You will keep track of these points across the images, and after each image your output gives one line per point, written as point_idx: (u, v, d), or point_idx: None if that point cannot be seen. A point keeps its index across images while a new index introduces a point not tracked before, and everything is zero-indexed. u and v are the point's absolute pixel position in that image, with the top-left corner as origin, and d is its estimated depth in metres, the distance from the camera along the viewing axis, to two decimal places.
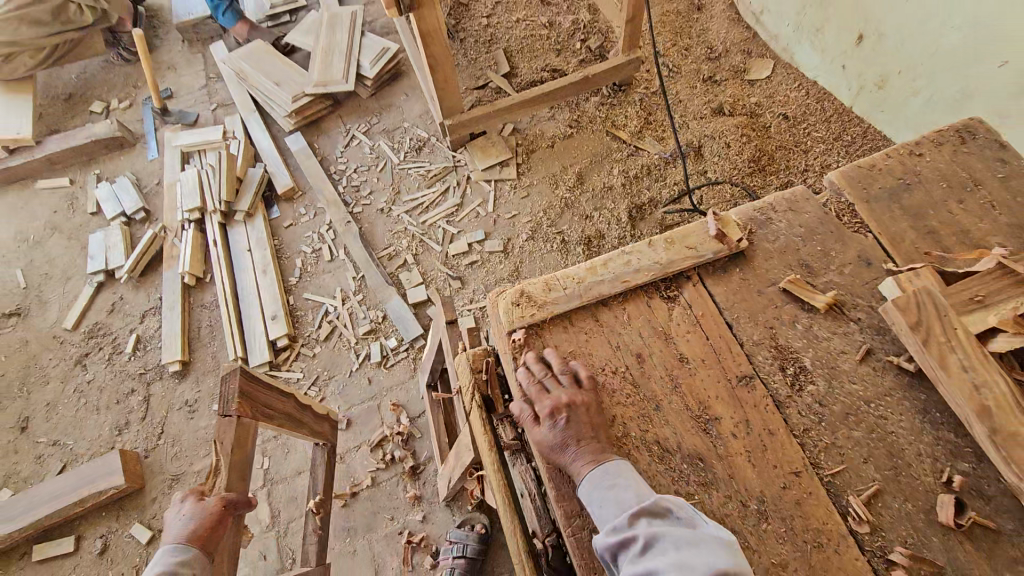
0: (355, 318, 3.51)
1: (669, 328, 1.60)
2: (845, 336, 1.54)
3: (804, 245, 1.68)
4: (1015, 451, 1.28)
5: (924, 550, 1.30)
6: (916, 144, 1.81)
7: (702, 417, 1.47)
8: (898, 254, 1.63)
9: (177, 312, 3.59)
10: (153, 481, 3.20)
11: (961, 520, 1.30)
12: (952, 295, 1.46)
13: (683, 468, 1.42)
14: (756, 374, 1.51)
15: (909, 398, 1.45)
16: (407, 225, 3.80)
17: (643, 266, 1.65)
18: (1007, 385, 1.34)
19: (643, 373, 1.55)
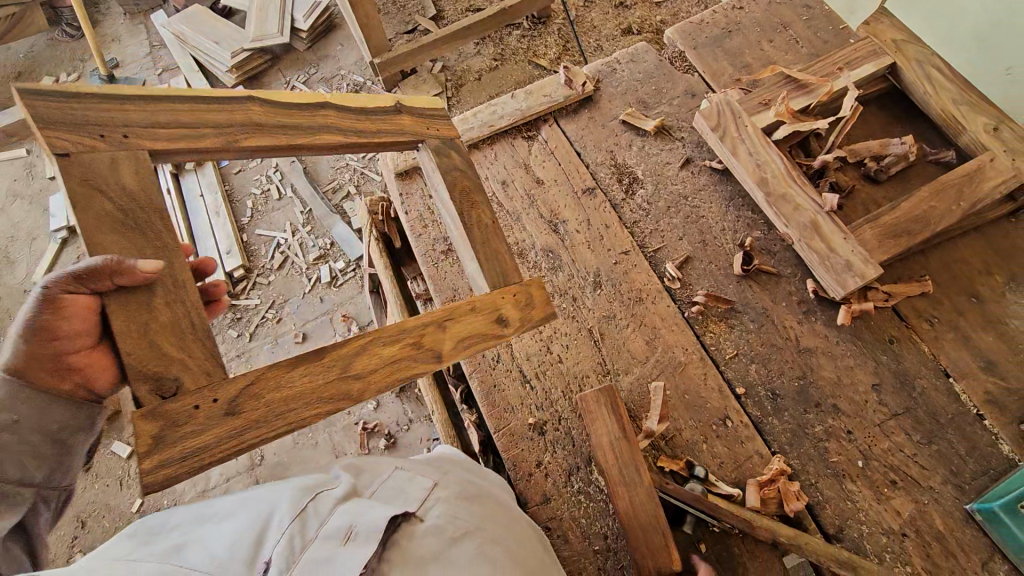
0: (305, 247, 3.79)
1: (527, 159, 1.90)
2: (669, 150, 1.86)
3: (642, 86, 1.99)
4: (784, 206, 1.61)
5: (721, 292, 1.64)
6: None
7: (553, 222, 1.79)
8: (716, 83, 1.96)
9: (138, 256, 3.83)
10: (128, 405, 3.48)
11: (748, 266, 1.64)
12: (745, 102, 1.77)
13: (538, 258, 1.75)
14: (597, 186, 1.83)
15: (718, 190, 1.78)
16: (349, 161, 4.05)
17: (507, 113, 1.96)
18: (781, 162, 1.66)
19: (507, 196, 1.86)
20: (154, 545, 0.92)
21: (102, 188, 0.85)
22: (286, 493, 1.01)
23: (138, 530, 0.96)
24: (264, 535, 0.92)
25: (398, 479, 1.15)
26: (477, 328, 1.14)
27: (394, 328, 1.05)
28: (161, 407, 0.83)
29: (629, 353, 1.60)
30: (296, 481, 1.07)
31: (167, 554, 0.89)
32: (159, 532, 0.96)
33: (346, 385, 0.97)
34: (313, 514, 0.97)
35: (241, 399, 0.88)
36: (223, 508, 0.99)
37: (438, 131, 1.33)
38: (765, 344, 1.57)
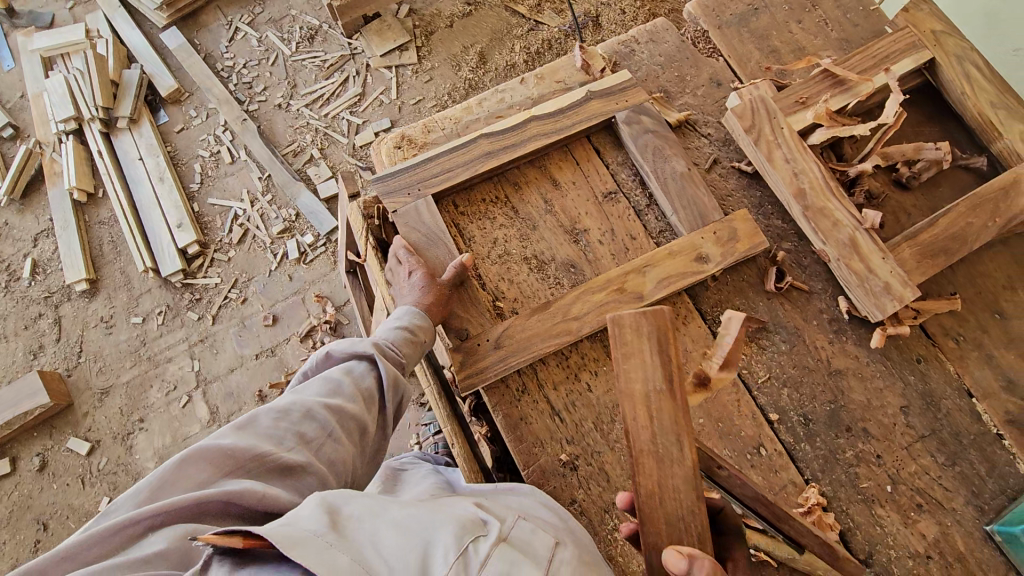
0: (267, 218, 3.46)
1: (539, 155, 1.71)
2: (694, 149, 1.72)
3: (663, 72, 1.80)
4: (822, 221, 1.52)
5: (752, 311, 1.57)
6: None
7: (573, 231, 1.65)
8: (744, 71, 1.79)
9: (73, 229, 3.40)
10: (82, 397, 3.20)
11: (781, 284, 1.57)
12: (780, 100, 1.64)
13: (559, 273, 1.61)
14: (619, 191, 1.68)
15: (747, 196, 1.67)
16: (309, 119, 3.64)
17: (515, 103, 1.75)
18: (819, 170, 1.56)
19: (521, 200, 1.68)
20: (343, 534, 0.93)
21: (412, 227, 1.60)
22: (451, 526, 0.98)
23: (322, 503, 0.98)
24: (430, 562, 0.92)
25: (528, 527, 1.09)
26: (677, 268, 1.55)
27: (603, 280, 1.54)
28: (465, 344, 1.51)
29: None
30: (454, 510, 1.04)
31: (356, 551, 0.91)
32: (343, 516, 0.97)
33: (576, 319, 1.52)
34: (474, 556, 0.94)
35: (501, 338, 1.51)
36: (401, 515, 0.99)
37: (615, 106, 1.70)
38: (796, 366, 1.53)
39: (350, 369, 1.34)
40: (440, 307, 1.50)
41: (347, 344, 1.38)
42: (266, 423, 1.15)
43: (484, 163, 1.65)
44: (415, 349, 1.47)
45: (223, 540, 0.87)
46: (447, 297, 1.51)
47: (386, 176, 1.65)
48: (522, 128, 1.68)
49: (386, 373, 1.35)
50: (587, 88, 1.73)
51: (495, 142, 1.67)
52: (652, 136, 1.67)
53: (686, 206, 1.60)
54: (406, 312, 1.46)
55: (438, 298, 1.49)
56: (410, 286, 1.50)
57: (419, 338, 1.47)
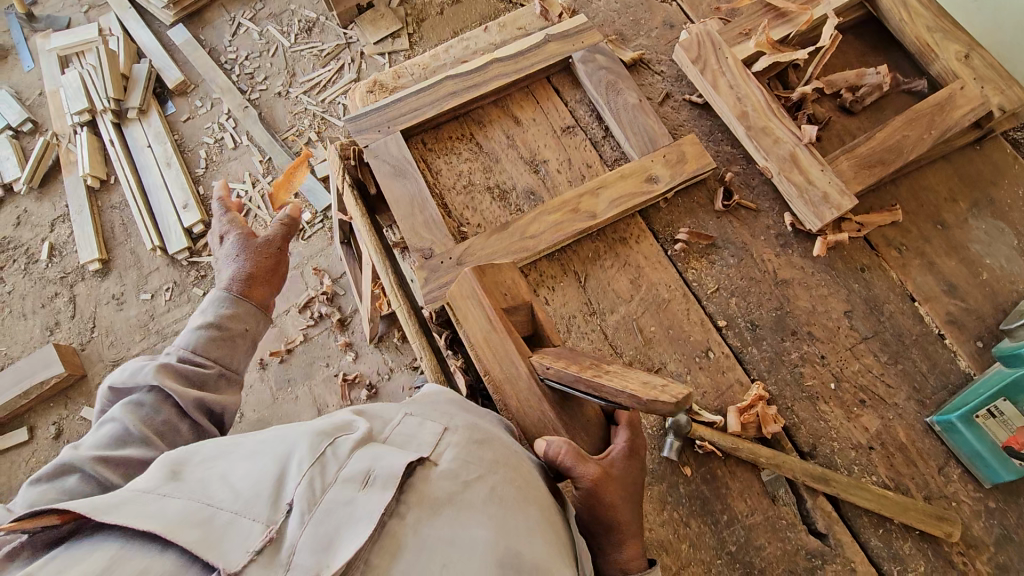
0: (267, 198, 3.62)
1: (501, 95, 1.82)
2: (648, 85, 1.82)
3: (620, 17, 1.91)
4: (764, 140, 1.62)
5: (702, 228, 1.66)
6: None
7: (533, 162, 1.76)
8: (696, 12, 1.89)
9: (86, 213, 3.61)
10: (95, 369, 3.37)
11: (728, 202, 1.66)
12: (726, 34, 1.74)
13: (520, 200, 1.72)
14: (577, 125, 1.79)
15: (698, 125, 1.76)
16: (307, 105, 3.81)
17: (480, 49, 1.87)
18: (761, 94, 1.65)
19: (486, 136, 1.80)
20: (182, 481, 0.91)
21: (384, 159, 1.72)
22: (307, 434, 0.99)
23: (165, 464, 0.96)
24: (286, 474, 0.94)
25: (411, 424, 1.13)
26: (629, 189, 1.65)
27: (559, 202, 1.65)
28: (431, 262, 1.61)
29: (614, 292, 1.62)
30: (313, 424, 1.04)
31: (198, 490, 0.90)
32: (186, 467, 0.95)
33: (534, 238, 1.62)
34: (333, 459, 0.96)
35: (464, 256, 1.61)
36: (250, 445, 0.99)
37: (572, 47, 1.81)
38: (744, 277, 1.61)
39: (137, 404, 1.29)
40: (264, 267, 1.63)
41: (128, 375, 1.33)
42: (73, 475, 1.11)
43: (449, 103, 1.77)
44: (227, 347, 1.48)
45: (32, 523, 0.84)
46: (269, 257, 1.64)
47: (358, 117, 1.77)
48: (485, 69, 1.80)
49: (184, 400, 1.30)
50: (546, 32, 1.84)
51: (458, 84, 1.79)
52: (605, 72, 1.78)
53: (638, 133, 1.71)
54: (216, 301, 1.53)
55: (263, 259, 1.63)
56: (228, 262, 1.63)
57: (229, 326, 1.50)
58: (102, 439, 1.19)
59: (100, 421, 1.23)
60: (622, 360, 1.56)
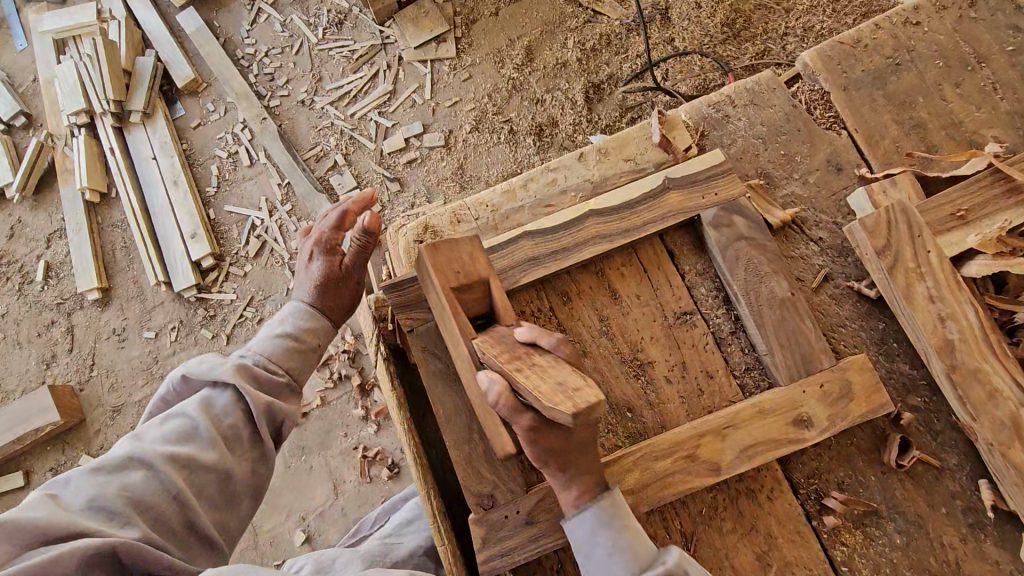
0: (286, 230, 3.18)
1: (596, 257, 1.34)
2: (798, 259, 1.33)
3: (765, 149, 1.38)
4: (974, 390, 1.14)
5: (860, 490, 1.22)
6: (904, 10, 1.46)
7: (633, 362, 1.30)
8: (875, 154, 1.35)
9: (85, 233, 3.21)
10: (94, 413, 3.06)
11: (904, 460, 1.20)
12: (931, 212, 1.21)
13: (611, 418, 1.27)
14: (696, 311, 1.32)
15: (866, 328, 1.28)
16: (334, 120, 3.29)
17: (569, 187, 1.36)
18: (976, 316, 1.16)
19: (571, 315, 1.33)
20: None
21: (435, 353, 1.27)
22: None
23: None
24: None
25: None
26: (770, 433, 1.19)
27: (669, 441, 1.20)
28: (490, 517, 1.18)
29: (734, 571, 1.20)
30: None
31: None
32: None
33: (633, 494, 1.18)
34: None
35: (535, 511, 1.18)
36: None
37: (701, 199, 1.30)
38: (915, 568, 1.19)
39: (211, 402, 1.15)
40: (339, 288, 1.39)
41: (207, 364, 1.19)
42: (100, 480, 0.97)
43: (526, 273, 1.29)
44: (304, 362, 1.30)
45: None
46: (341, 278, 1.40)
47: (398, 282, 1.30)
48: (578, 225, 1.30)
49: (256, 404, 1.16)
50: (665, 171, 1.32)
51: (540, 244, 1.30)
52: (747, 244, 1.27)
53: (786, 345, 1.23)
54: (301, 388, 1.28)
55: (334, 284, 1.39)
56: (308, 275, 1.40)
57: (306, 341, 1.31)
58: (164, 439, 1.07)
59: (163, 419, 1.10)
60: None
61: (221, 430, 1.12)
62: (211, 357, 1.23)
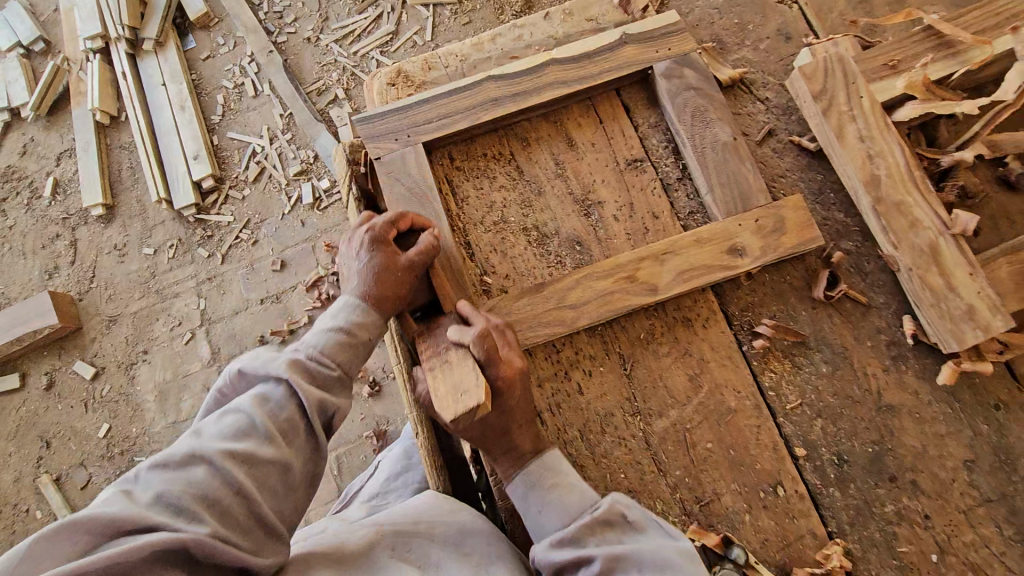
0: (284, 157, 3.27)
1: (556, 107, 1.44)
2: (745, 115, 1.40)
3: (720, 18, 1.48)
4: (896, 220, 1.21)
5: (791, 322, 1.29)
6: None
7: (584, 203, 1.38)
8: (822, 25, 1.45)
9: (93, 153, 3.33)
10: (91, 322, 3.17)
11: (832, 292, 1.28)
12: (864, 61, 1.30)
13: (561, 250, 1.35)
14: (646, 160, 1.40)
15: (805, 180, 1.35)
16: (337, 57, 3.38)
17: (534, 42, 1.47)
18: (901, 153, 1.23)
19: (529, 158, 1.42)
20: None
21: (398, 179, 1.36)
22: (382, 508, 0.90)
23: None
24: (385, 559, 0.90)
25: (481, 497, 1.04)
26: (704, 260, 1.27)
27: (612, 264, 1.28)
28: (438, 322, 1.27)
29: (666, 389, 1.27)
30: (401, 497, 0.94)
31: None
32: None
33: (573, 308, 1.27)
34: None
35: None
36: None
37: (655, 54, 1.39)
38: (837, 395, 1.25)
39: (265, 397, 1.05)
40: (373, 157, 1.35)
41: (258, 360, 1.11)
42: (163, 477, 0.92)
43: (488, 111, 1.39)
44: (354, 354, 1.15)
45: None
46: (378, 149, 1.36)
47: (369, 117, 1.41)
48: (540, 70, 1.40)
49: (309, 399, 1.05)
50: (623, 29, 1.42)
51: (503, 87, 1.40)
52: (694, 94, 1.36)
53: (724, 183, 1.31)
54: (348, 304, 1.18)
55: (391, 279, 1.19)
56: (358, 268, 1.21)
57: (359, 335, 1.15)
58: (221, 436, 0.99)
59: (223, 411, 1.03)
60: (664, 481, 1.22)
61: (277, 426, 1.03)
62: (264, 352, 1.15)
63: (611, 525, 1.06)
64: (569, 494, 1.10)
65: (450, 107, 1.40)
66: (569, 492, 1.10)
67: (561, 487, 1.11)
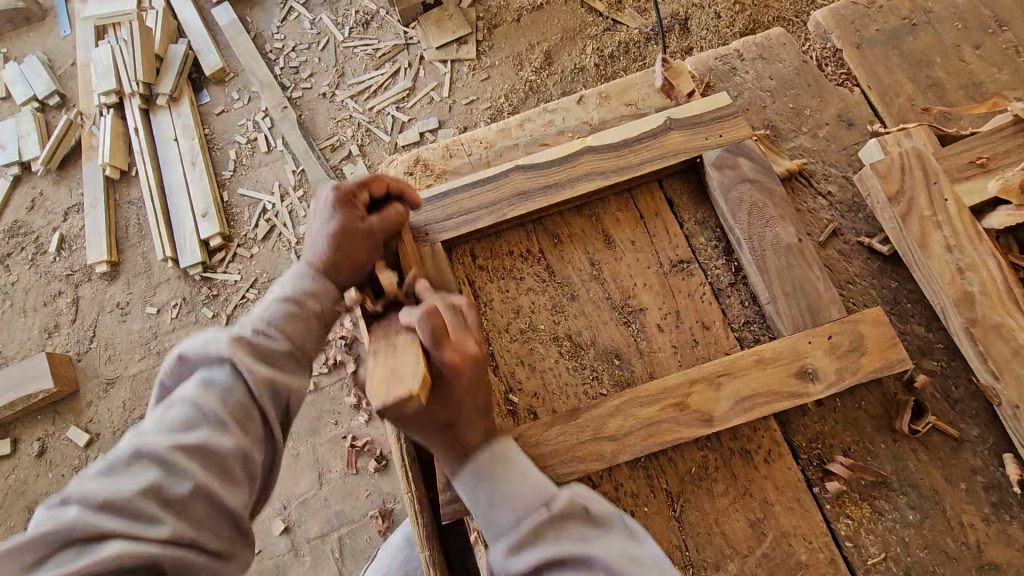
0: (295, 217, 3.15)
1: (591, 199, 1.30)
2: (805, 211, 1.25)
3: (773, 101, 1.34)
4: (996, 345, 1.04)
5: (869, 458, 1.10)
6: None
7: (624, 308, 1.22)
8: (888, 111, 1.31)
9: (100, 210, 3.24)
10: (88, 385, 3.01)
11: (918, 426, 1.09)
12: (947, 159, 1.15)
13: (598, 365, 1.19)
14: (694, 260, 1.25)
15: (879, 286, 1.19)
16: (352, 112, 3.24)
17: (567, 127, 1.35)
18: (998, 269, 1.07)
19: (561, 258, 1.27)
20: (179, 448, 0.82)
21: None
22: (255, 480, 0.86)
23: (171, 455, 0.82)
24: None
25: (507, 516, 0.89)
26: (766, 385, 1.10)
27: (658, 387, 1.12)
28: None
29: (722, 538, 1.08)
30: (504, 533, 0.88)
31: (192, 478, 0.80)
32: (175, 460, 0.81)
33: (613, 440, 1.10)
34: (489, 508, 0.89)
35: None
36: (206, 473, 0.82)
37: (703, 143, 1.25)
38: (928, 548, 1.06)
39: None
40: (357, 248, 1.10)
41: None
42: None
43: (516, 207, 1.25)
44: None
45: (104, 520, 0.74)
46: (362, 238, 1.11)
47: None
48: (574, 162, 1.27)
49: None
50: (667, 113, 1.29)
51: (531, 180, 1.27)
52: (750, 186, 1.21)
53: (789, 292, 1.15)
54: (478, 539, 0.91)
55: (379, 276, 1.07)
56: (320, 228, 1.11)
57: None
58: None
59: None
60: None
61: None
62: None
63: (575, 516, 0.89)
64: (519, 483, 0.91)
65: (472, 202, 1.26)
66: (517, 480, 0.91)
67: (501, 467, 0.92)
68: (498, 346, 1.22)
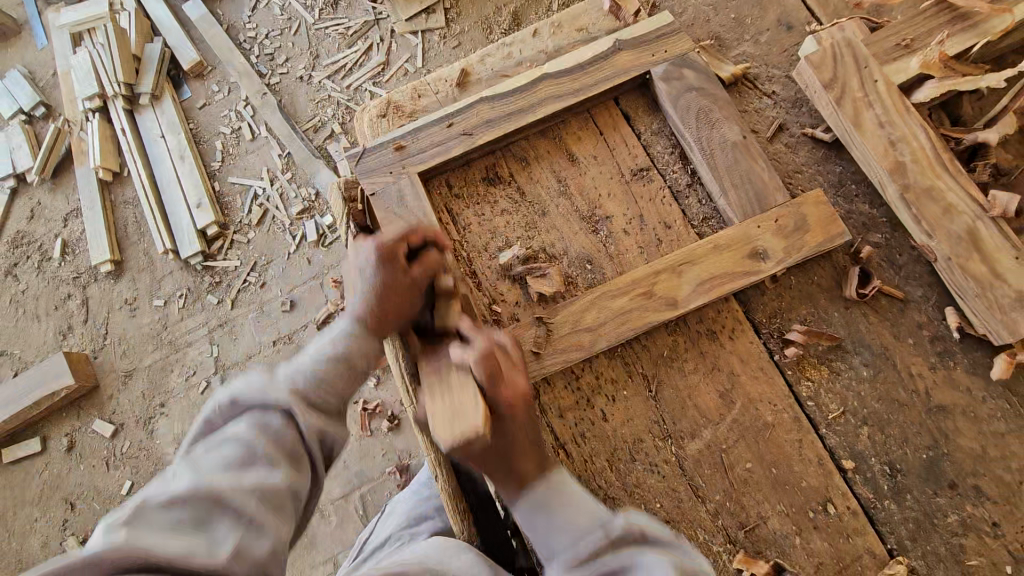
0: (287, 199, 3.00)
1: (553, 123, 1.38)
2: (753, 112, 1.34)
3: (716, 15, 1.42)
4: (929, 208, 1.13)
5: (825, 326, 1.21)
6: None
7: (592, 218, 1.32)
8: (823, 10, 1.38)
9: (99, 209, 3.17)
10: (108, 379, 2.86)
11: (865, 290, 1.20)
12: (876, 44, 1.22)
13: (571, 270, 1.29)
14: (653, 167, 1.34)
15: (824, 172, 1.28)
16: (331, 92, 3.10)
17: (526, 59, 1.43)
18: (926, 136, 1.16)
19: (531, 179, 1.36)
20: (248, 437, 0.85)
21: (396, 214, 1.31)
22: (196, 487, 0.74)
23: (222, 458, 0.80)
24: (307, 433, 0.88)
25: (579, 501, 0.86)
26: (726, 267, 1.20)
27: (626, 282, 1.22)
28: None
29: (696, 410, 1.19)
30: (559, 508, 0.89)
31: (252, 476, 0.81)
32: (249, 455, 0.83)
33: (591, 332, 1.21)
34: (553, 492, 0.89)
35: None
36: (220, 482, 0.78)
37: (652, 57, 1.34)
38: (882, 399, 1.17)
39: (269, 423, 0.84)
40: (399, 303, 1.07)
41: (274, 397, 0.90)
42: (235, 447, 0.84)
43: (483, 134, 1.34)
44: None
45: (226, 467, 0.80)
46: (406, 291, 1.08)
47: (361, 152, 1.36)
48: (535, 87, 1.35)
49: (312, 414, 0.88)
50: (615, 36, 1.37)
51: (495, 108, 1.35)
52: (697, 94, 1.30)
53: (739, 185, 1.24)
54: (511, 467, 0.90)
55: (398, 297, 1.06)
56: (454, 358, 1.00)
57: None
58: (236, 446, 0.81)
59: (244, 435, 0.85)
60: (704, 510, 1.14)
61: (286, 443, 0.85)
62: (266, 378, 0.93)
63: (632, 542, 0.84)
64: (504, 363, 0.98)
65: (442, 134, 1.35)
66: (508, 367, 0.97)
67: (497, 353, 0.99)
68: (479, 263, 1.31)
